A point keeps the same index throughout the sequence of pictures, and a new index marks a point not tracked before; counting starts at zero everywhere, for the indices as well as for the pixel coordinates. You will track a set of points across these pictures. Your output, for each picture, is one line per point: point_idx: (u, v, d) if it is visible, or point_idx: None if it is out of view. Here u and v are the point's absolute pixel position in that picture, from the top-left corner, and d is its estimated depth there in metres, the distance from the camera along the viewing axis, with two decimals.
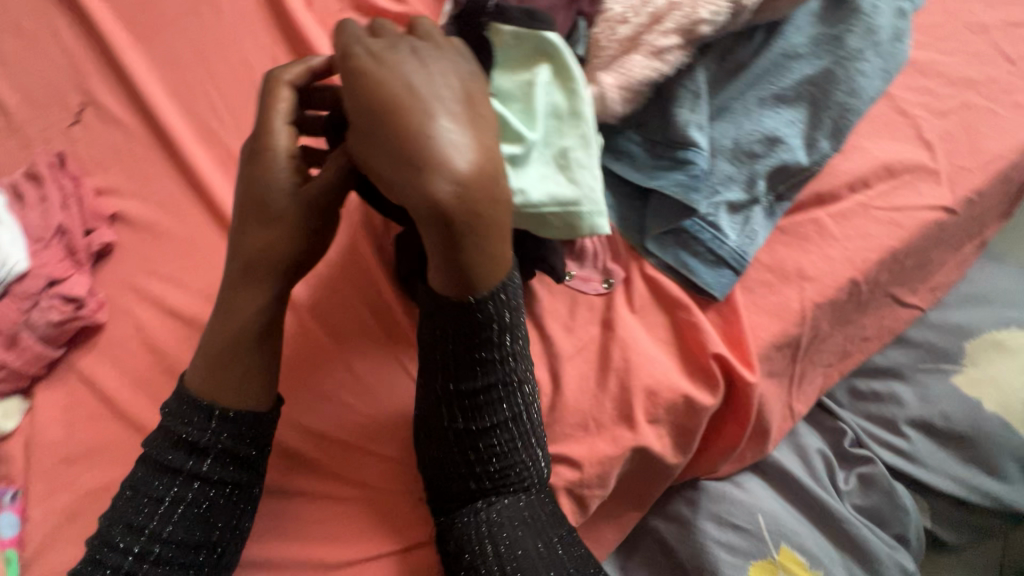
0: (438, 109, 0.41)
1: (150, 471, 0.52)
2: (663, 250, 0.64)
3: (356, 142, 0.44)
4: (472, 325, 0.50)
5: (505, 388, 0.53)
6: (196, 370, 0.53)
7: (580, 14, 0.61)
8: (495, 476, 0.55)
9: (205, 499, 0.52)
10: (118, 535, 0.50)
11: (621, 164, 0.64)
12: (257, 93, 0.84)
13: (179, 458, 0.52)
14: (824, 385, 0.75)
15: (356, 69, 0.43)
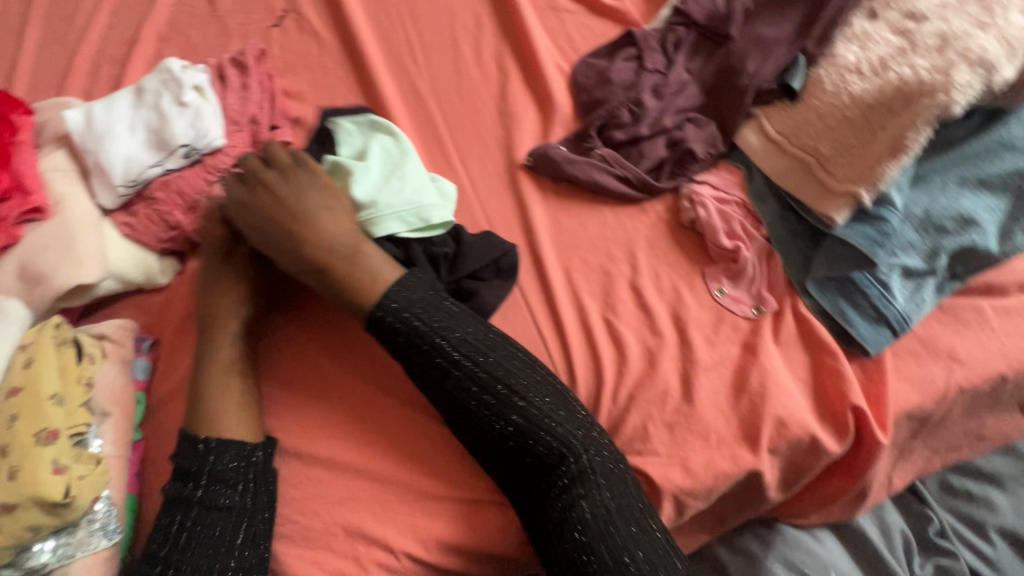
0: (322, 218, 0.64)
1: (164, 508, 0.62)
2: (823, 294, 0.65)
3: (275, 228, 0.64)
4: (427, 339, 0.60)
5: (455, 367, 0.59)
6: (219, 413, 0.65)
7: (803, 56, 0.69)
8: (546, 469, 0.58)
9: (223, 498, 0.62)
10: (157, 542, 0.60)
11: (802, 204, 0.66)
12: (456, 46, 0.89)
13: (187, 496, 0.62)
14: (924, 469, 0.75)
15: (258, 192, 0.65)
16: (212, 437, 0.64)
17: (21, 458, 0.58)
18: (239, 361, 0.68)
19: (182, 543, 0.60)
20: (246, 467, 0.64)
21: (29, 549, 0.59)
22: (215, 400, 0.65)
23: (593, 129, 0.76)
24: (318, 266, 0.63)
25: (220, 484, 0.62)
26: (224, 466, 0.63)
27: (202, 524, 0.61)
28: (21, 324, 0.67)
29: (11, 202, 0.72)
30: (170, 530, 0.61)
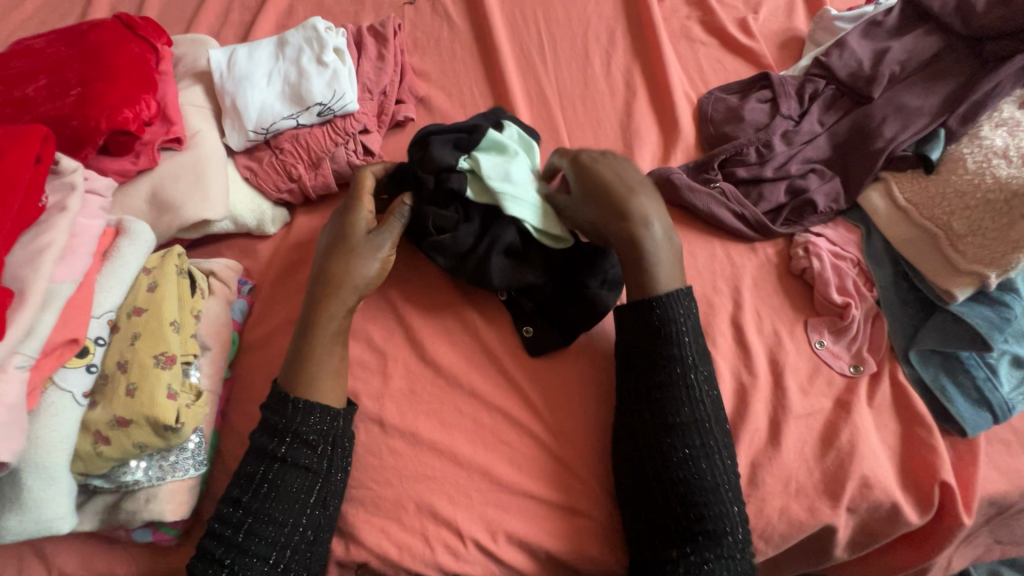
0: (651, 212, 0.67)
1: (248, 460, 0.63)
2: (925, 366, 0.66)
3: (600, 216, 0.68)
4: (658, 369, 0.63)
5: (677, 381, 0.63)
6: (308, 373, 0.65)
7: (943, 129, 0.70)
8: (702, 518, 0.59)
9: (299, 456, 0.62)
10: (236, 490, 0.61)
11: (920, 274, 0.68)
12: (587, 54, 0.91)
13: (267, 452, 0.62)
14: (982, 557, 0.75)
15: (588, 164, 0.70)
16: (302, 398, 0.64)
17: (140, 377, 0.60)
18: (345, 331, 0.68)
19: (262, 494, 0.61)
20: (330, 428, 0.64)
21: (127, 464, 0.62)
22: (314, 362, 0.65)
23: (716, 162, 0.78)
24: (638, 252, 0.66)
25: (303, 441, 0.63)
26: (307, 425, 0.63)
27: (281, 478, 0.62)
28: (146, 248, 0.69)
29: (155, 127, 0.74)
30: (251, 478, 0.62)
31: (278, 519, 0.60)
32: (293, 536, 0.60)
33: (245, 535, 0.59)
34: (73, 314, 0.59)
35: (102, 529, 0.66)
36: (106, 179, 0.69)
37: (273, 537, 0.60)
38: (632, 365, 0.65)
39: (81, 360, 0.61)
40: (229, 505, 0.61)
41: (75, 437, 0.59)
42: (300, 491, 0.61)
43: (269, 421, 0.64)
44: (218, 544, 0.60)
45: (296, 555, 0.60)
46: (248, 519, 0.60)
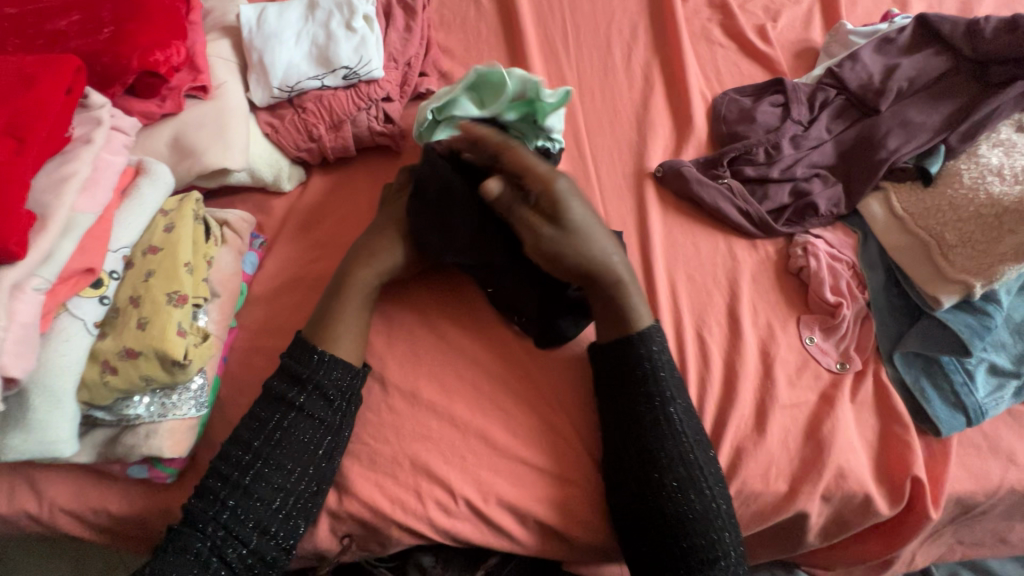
0: (606, 241, 0.66)
1: (264, 403, 0.65)
2: (907, 368, 0.69)
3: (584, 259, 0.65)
4: (634, 390, 0.65)
5: (657, 413, 0.64)
6: (335, 334, 0.67)
7: (943, 145, 0.74)
8: (691, 542, 0.61)
9: (312, 407, 0.64)
10: (248, 434, 0.63)
11: (910, 281, 0.71)
12: (609, 46, 0.93)
13: (287, 396, 0.64)
14: (944, 557, 0.79)
15: (558, 192, 0.64)
16: (328, 351, 0.66)
17: (152, 312, 0.61)
18: (371, 299, 0.71)
19: (274, 440, 0.63)
20: (345, 384, 0.66)
21: (130, 398, 0.63)
22: (342, 320, 0.68)
23: (725, 160, 0.80)
24: (608, 293, 0.67)
25: (321, 394, 0.65)
26: (329, 379, 0.65)
27: (296, 427, 0.63)
28: (165, 190, 0.70)
29: (183, 75, 0.75)
30: (263, 423, 0.64)
31: (286, 467, 0.62)
32: (298, 484, 0.62)
33: (253, 478, 0.61)
34: (92, 244, 0.61)
35: (98, 463, 0.67)
36: (131, 119, 0.70)
37: (279, 483, 0.62)
38: (615, 399, 0.66)
39: (95, 291, 0.62)
40: (239, 449, 0.62)
41: (83, 365, 0.60)
42: (313, 442, 0.64)
43: (290, 372, 0.66)
44: (222, 482, 0.61)
45: (299, 504, 0.62)
46: (257, 463, 0.62)
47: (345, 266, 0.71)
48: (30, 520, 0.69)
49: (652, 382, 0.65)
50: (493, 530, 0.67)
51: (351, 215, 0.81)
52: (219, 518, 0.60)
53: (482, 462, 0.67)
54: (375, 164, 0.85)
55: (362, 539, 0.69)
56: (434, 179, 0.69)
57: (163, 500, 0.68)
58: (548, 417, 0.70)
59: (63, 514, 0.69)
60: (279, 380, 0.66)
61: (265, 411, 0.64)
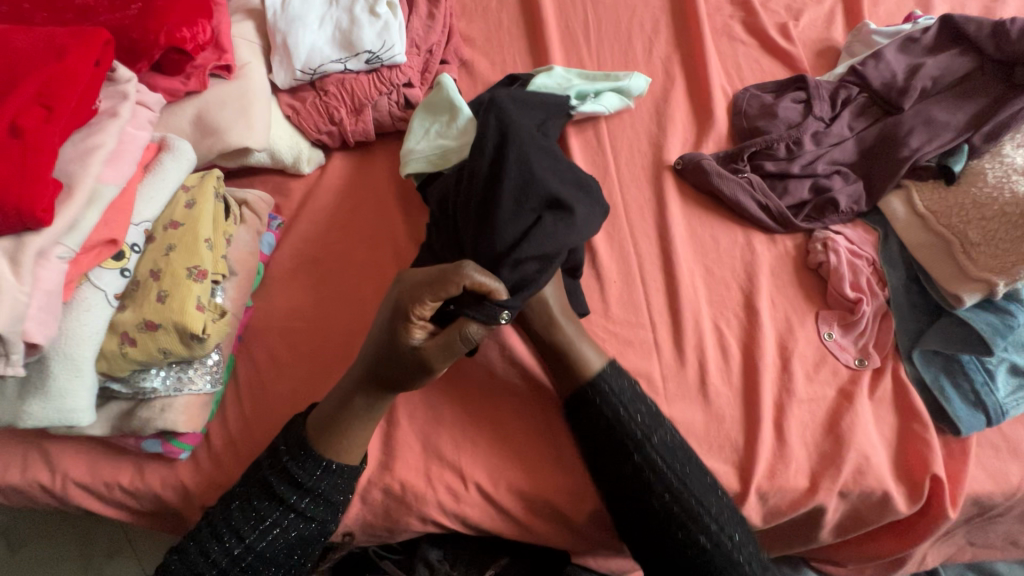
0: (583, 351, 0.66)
1: (256, 495, 0.61)
2: (926, 366, 0.69)
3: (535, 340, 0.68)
4: (671, 527, 0.61)
5: (709, 552, 0.60)
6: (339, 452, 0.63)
7: (967, 145, 0.73)
8: None
9: (309, 508, 0.62)
10: (239, 523, 0.60)
11: (930, 278, 0.71)
12: (630, 39, 0.93)
13: (286, 491, 0.61)
14: (955, 558, 0.78)
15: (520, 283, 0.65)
16: (331, 459, 0.63)
17: (173, 285, 0.61)
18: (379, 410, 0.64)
19: (269, 536, 0.61)
20: (343, 483, 0.63)
21: (147, 371, 0.63)
22: (348, 434, 0.63)
23: (746, 154, 0.80)
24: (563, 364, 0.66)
25: (324, 498, 0.62)
26: (332, 486, 0.62)
27: (293, 528, 0.61)
28: (187, 166, 0.70)
29: (208, 53, 0.76)
30: (258, 518, 0.61)
31: (279, 561, 0.62)
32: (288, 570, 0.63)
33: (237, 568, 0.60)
34: (115, 216, 0.61)
35: (112, 436, 0.66)
36: (156, 95, 0.70)
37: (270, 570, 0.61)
38: (657, 522, 0.61)
39: (116, 263, 0.62)
40: (232, 539, 0.60)
41: (103, 336, 0.60)
42: (304, 541, 0.62)
43: (279, 467, 0.62)
44: (208, 563, 0.60)
45: None
46: (248, 557, 0.60)
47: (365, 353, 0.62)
48: (43, 491, 0.69)
49: (702, 524, 0.61)
50: (506, 518, 0.67)
51: (369, 198, 0.82)
52: None
53: (495, 462, 0.66)
54: (394, 149, 0.86)
55: (372, 523, 0.68)
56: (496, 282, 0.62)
57: (176, 476, 0.68)
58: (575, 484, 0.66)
59: (75, 486, 0.69)
60: (273, 472, 0.62)
61: (262, 504, 0.61)
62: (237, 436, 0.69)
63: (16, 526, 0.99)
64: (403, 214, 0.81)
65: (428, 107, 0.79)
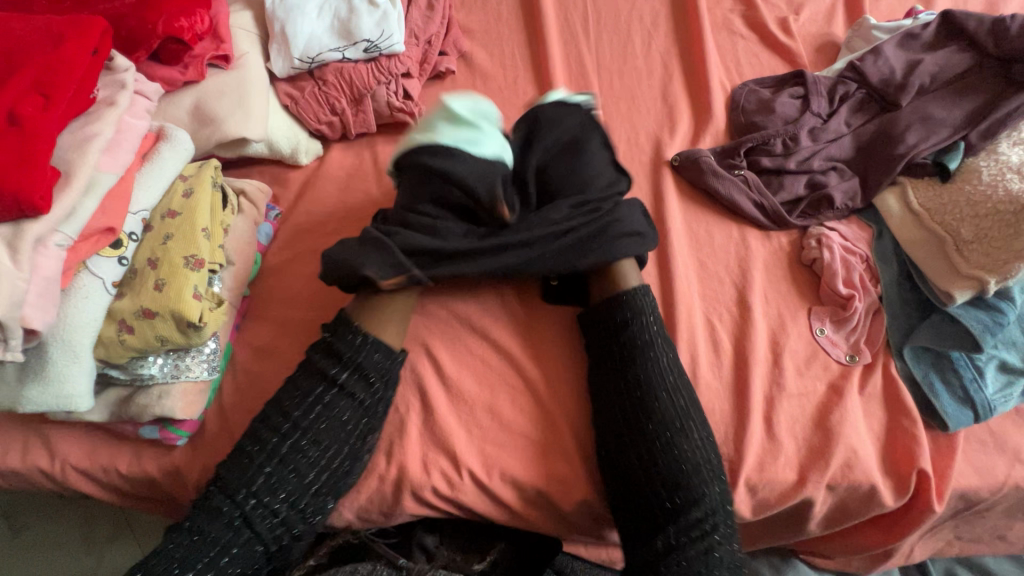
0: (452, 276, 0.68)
1: (325, 350, 0.66)
2: (916, 362, 0.69)
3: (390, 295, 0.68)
4: (681, 483, 0.62)
5: (700, 509, 0.61)
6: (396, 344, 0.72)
7: (962, 142, 0.74)
8: None
9: (370, 358, 0.65)
10: (303, 383, 0.64)
11: (923, 276, 0.71)
12: (629, 31, 0.93)
13: (342, 349, 0.65)
14: (942, 552, 0.79)
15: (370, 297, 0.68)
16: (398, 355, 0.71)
17: (170, 274, 0.62)
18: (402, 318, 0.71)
19: (344, 372, 0.64)
20: (384, 370, 0.66)
21: (145, 358, 0.64)
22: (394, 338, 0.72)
23: (743, 149, 0.80)
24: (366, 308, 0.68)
25: (363, 374, 0.64)
26: (370, 361, 0.65)
27: (351, 386, 0.64)
28: (185, 156, 0.70)
29: (205, 43, 0.76)
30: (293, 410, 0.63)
31: (337, 421, 0.63)
32: (341, 445, 0.63)
33: (302, 424, 0.62)
34: (112, 204, 0.61)
35: (111, 422, 0.68)
36: (154, 84, 0.70)
37: (330, 432, 0.63)
38: (665, 467, 0.62)
39: (114, 252, 0.62)
40: (290, 399, 0.63)
41: (101, 323, 0.60)
42: (367, 388, 0.64)
43: (337, 354, 0.65)
44: (285, 413, 0.62)
45: (342, 463, 0.63)
46: (315, 406, 0.63)
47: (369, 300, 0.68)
48: (42, 475, 0.71)
49: (707, 490, 0.62)
50: (497, 505, 0.67)
51: (363, 187, 0.82)
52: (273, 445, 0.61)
53: (491, 451, 0.67)
54: (391, 139, 0.85)
55: (366, 508, 0.68)
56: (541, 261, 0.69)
57: (171, 461, 0.68)
58: (563, 441, 0.68)
59: (74, 471, 0.70)
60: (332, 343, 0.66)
61: (328, 357, 0.65)
62: (231, 423, 0.69)
63: (19, 510, 1.00)
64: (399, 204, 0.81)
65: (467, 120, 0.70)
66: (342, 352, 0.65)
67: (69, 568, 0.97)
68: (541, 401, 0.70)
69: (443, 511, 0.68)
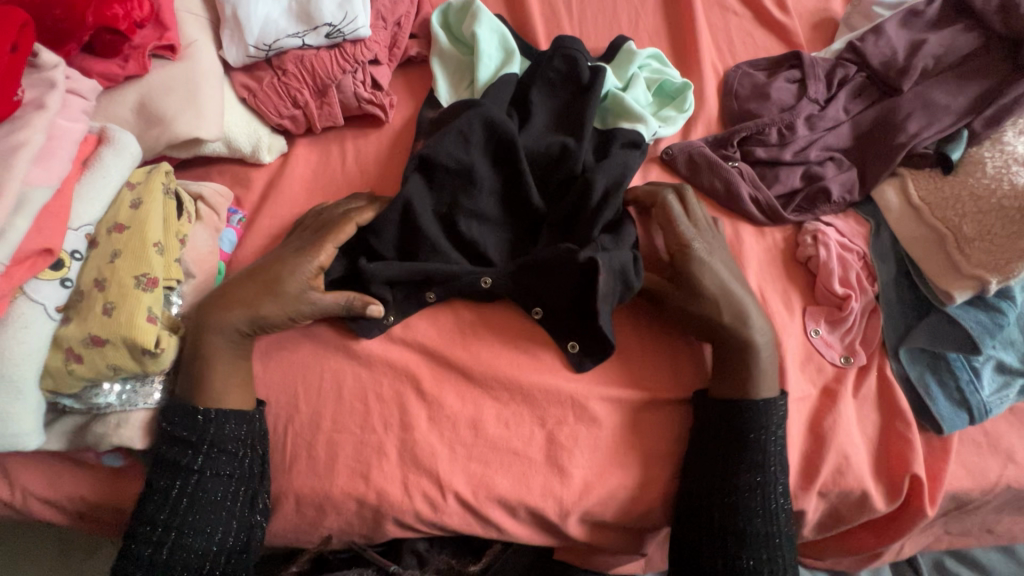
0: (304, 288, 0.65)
1: (167, 441, 0.60)
2: (913, 363, 0.67)
3: (233, 311, 0.63)
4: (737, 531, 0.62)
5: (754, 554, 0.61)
6: (221, 383, 0.62)
7: (966, 130, 0.70)
8: None
9: (219, 435, 0.61)
10: (161, 480, 0.59)
11: (922, 273, 0.68)
12: (615, 9, 0.86)
13: (185, 439, 0.60)
14: (931, 545, 0.79)
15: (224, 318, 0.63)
16: (209, 388, 0.62)
17: (119, 297, 0.57)
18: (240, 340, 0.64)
19: (202, 454, 0.60)
20: (245, 433, 0.63)
21: (99, 386, 0.58)
22: (217, 370, 0.62)
23: (735, 139, 0.76)
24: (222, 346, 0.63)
25: (219, 448, 0.61)
26: (225, 434, 0.61)
27: (211, 465, 0.61)
28: (131, 162, 0.64)
29: (147, 31, 0.68)
30: (164, 495, 0.59)
31: (216, 498, 0.61)
32: (232, 516, 0.61)
33: (176, 518, 0.59)
34: (49, 222, 0.55)
35: (69, 450, 0.63)
36: (90, 82, 0.64)
37: (214, 514, 0.60)
38: (733, 505, 0.62)
39: (55, 273, 0.57)
40: (153, 500, 0.59)
41: (46, 352, 0.56)
42: (233, 464, 0.62)
43: (178, 435, 0.60)
44: (157, 511, 0.59)
45: (239, 535, 0.62)
46: (183, 495, 0.59)
47: (201, 355, 0.62)
48: (3, 506, 0.67)
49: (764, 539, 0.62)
50: (484, 524, 0.65)
51: (331, 186, 0.76)
52: (161, 542, 0.58)
53: (477, 468, 0.65)
54: (362, 132, 0.79)
55: (347, 530, 0.66)
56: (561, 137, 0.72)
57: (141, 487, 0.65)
58: (550, 454, 0.66)
59: (36, 500, 0.66)
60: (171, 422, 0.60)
61: (173, 449, 0.60)
62: None
63: None
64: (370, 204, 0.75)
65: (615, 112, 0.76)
66: (190, 438, 0.60)
67: None
68: (529, 415, 0.67)
69: (429, 532, 0.66)
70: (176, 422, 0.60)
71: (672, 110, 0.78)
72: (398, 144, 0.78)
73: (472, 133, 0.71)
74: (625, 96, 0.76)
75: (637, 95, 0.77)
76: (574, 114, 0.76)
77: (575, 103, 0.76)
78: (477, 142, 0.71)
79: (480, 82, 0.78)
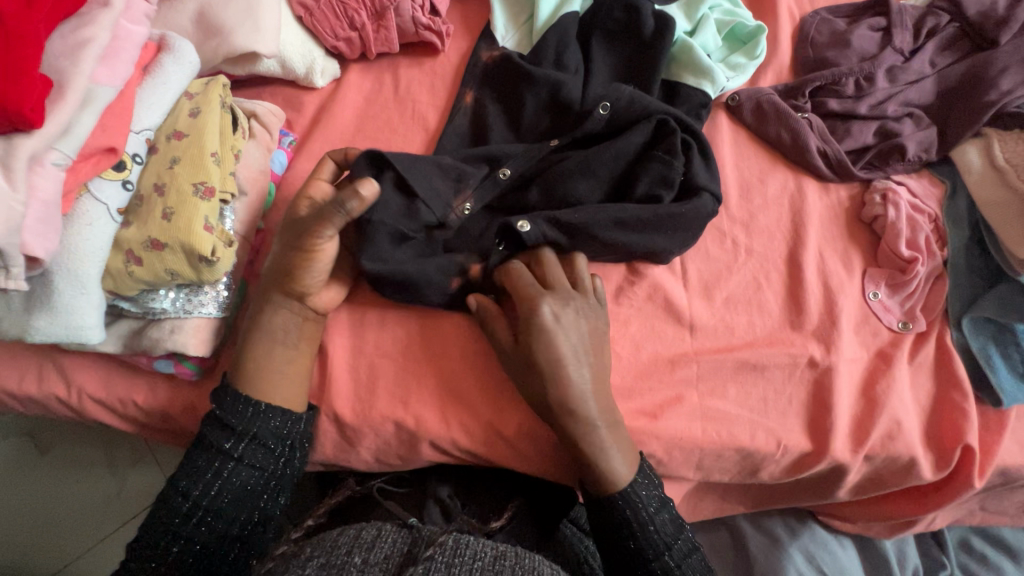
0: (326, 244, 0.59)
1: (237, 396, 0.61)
2: (976, 334, 0.64)
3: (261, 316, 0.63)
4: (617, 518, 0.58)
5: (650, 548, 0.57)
6: (278, 391, 0.63)
7: None
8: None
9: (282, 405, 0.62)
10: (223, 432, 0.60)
11: (996, 241, 0.65)
12: None
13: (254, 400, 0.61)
14: (962, 521, 0.77)
15: (258, 328, 0.63)
16: (262, 402, 0.62)
17: (178, 202, 0.57)
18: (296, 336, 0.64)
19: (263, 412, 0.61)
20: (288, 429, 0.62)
21: (155, 291, 0.60)
22: (268, 369, 0.62)
23: (808, 89, 0.71)
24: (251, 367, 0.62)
25: (279, 412, 0.62)
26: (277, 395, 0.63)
27: (270, 425, 0.62)
28: (189, 71, 0.64)
29: None
30: (220, 448, 0.60)
31: (269, 455, 0.62)
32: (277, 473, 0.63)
33: (229, 467, 0.60)
34: (112, 122, 0.55)
35: (123, 354, 0.65)
36: None
37: (263, 468, 0.62)
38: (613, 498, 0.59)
39: (117, 174, 0.57)
40: (213, 445, 0.60)
41: (108, 252, 0.56)
42: (287, 431, 0.63)
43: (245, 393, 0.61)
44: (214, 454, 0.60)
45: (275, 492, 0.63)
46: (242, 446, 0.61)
47: (246, 359, 0.63)
48: (60, 404, 0.70)
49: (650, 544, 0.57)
50: (517, 458, 0.66)
51: (382, 112, 0.74)
52: (210, 484, 0.59)
53: (504, 406, 0.65)
54: (417, 60, 0.77)
55: (383, 451, 0.67)
56: (620, 96, 0.66)
57: (190, 396, 0.68)
58: None
59: (91, 401, 0.69)
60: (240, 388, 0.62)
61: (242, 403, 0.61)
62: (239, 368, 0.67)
63: (42, 429, 1.01)
64: (422, 133, 0.73)
65: (680, 60, 0.72)
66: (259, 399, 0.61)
67: (95, 486, 1.00)
68: None
69: (462, 461, 0.67)
70: (226, 407, 0.61)
71: (742, 57, 0.73)
72: (453, 74, 0.76)
73: (530, 97, 0.70)
74: (693, 42, 0.71)
75: (705, 42, 0.73)
76: (636, 57, 0.72)
77: (639, 56, 0.72)
78: (530, 106, 0.70)
79: (540, 16, 0.74)
